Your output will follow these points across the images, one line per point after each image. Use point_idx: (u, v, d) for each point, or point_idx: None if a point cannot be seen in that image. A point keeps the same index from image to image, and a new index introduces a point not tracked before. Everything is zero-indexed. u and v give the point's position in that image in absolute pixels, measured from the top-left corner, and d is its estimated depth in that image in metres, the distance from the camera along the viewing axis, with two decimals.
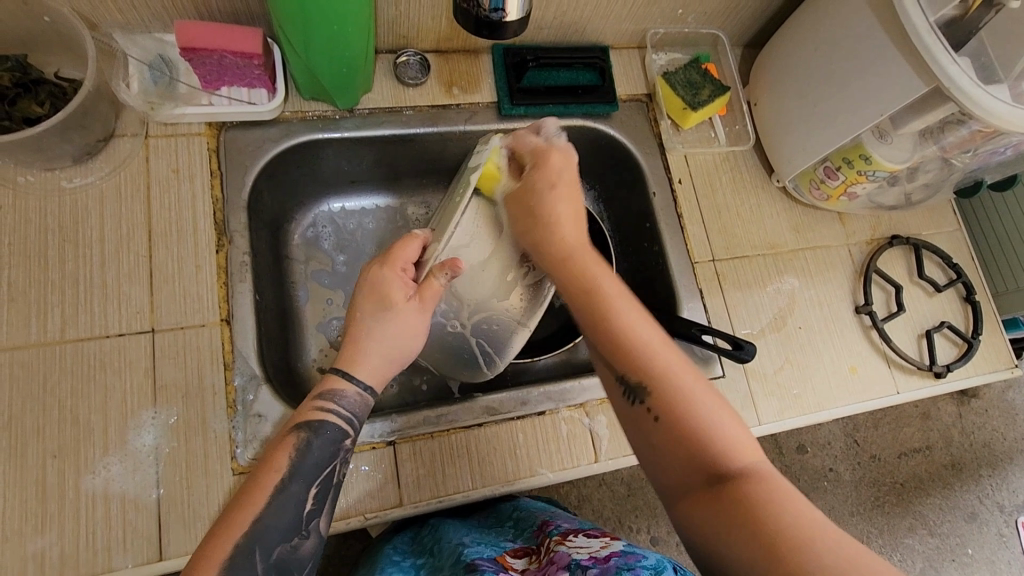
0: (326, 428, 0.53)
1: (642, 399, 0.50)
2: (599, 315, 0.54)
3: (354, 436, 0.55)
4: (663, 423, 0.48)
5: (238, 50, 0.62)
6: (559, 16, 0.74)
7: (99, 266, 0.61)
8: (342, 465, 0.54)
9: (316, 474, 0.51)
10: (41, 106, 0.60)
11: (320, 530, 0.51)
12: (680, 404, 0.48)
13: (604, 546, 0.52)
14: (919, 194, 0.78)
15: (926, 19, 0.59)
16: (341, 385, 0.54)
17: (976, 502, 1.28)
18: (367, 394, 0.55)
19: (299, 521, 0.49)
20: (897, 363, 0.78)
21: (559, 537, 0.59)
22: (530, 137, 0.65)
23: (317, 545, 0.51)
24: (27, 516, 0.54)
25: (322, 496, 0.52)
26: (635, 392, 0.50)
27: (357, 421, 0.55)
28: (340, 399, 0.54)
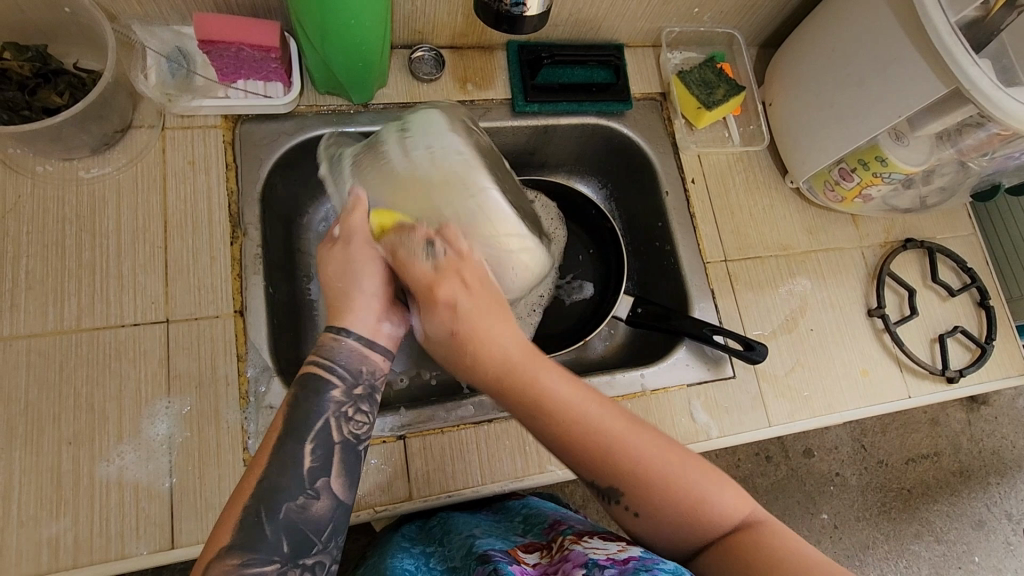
0: (321, 383, 0.50)
1: (617, 498, 0.48)
2: (548, 435, 0.48)
3: (343, 386, 0.51)
4: (646, 516, 0.47)
5: (256, 43, 0.62)
6: (575, 14, 0.74)
7: (115, 256, 0.62)
8: (343, 421, 0.50)
9: (313, 431, 0.48)
10: (60, 96, 0.61)
11: (335, 492, 0.48)
12: (657, 499, 0.47)
13: (621, 548, 0.49)
14: (934, 197, 0.77)
15: (946, 19, 0.59)
16: (336, 340, 0.52)
17: (983, 510, 1.27)
18: (349, 338, 0.52)
19: (303, 481, 0.46)
20: (910, 367, 0.78)
21: (574, 537, 0.59)
22: (413, 269, 0.49)
23: (332, 507, 0.47)
24: (42, 502, 0.54)
25: (325, 452, 0.48)
26: (610, 494, 0.48)
27: (356, 376, 0.52)
28: (333, 353, 0.51)
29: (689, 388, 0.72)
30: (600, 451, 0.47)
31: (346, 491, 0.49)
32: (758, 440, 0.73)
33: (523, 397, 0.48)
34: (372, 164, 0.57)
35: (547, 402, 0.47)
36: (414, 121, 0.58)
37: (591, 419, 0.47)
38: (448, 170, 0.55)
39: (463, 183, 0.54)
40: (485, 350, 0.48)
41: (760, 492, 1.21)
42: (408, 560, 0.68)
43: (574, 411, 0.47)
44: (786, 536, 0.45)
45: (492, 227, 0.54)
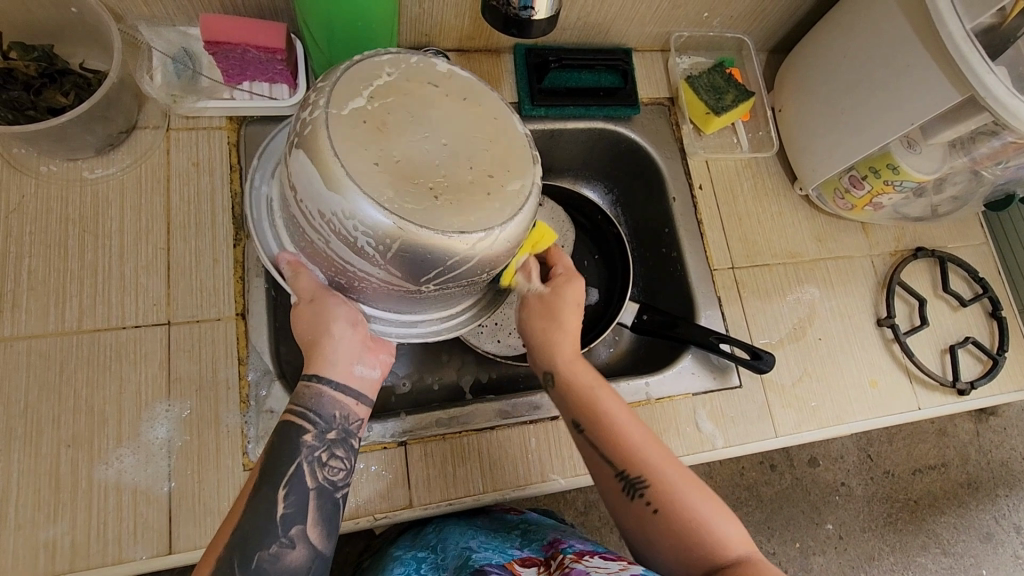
0: (291, 429, 0.50)
1: (640, 493, 0.53)
2: (593, 421, 0.56)
3: (316, 431, 0.50)
4: (662, 514, 0.52)
5: (261, 44, 0.61)
6: (583, 18, 0.73)
7: (118, 257, 0.61)
8: (317, 468, 0.50)
9: (285, 477, 0.48)
10: (66, 96, 0.61)
11: (311, 540, 0.48)
12: (673, 500, 0.52)
13: (623, 568, 0.51)
14: (946, 206, 0.76)
15: (962, 26, 0.58)
16: (310, 388, 0.51)
17: (992, 523, 1.25)
18: (317, 383, 0.51)
19: (277, 528, 0.47)
20: (920, 378, 0.77)
21: (575, 555, 0.58)
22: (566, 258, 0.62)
23: (308, 556, 0.48)
24: (40, 504, 0.54)
25: (299, 500, 0.48)
26: (635, 487, 0.53)
27: (324, 420, 0.51)
28: (301, 398, 0.51)
29: (694, 397, 0.70)
30: (635, 443, 0.55)
31: (325, 533, 0.49)
32: (764, 451, 0.72)
33: (578, 386, 0.57)
34: (291, 225, 0.47)
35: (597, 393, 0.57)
36: (295, 165, 0.43)
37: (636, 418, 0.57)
38: (357, 229, 0.41)
39: (384, 239, 0.41)
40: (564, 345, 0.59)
41: (764, 501, 1.20)
42: (399, 569, 0.68)
43: (616, 407, 0.56)
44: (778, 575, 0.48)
45: (434, 254, 0.42)
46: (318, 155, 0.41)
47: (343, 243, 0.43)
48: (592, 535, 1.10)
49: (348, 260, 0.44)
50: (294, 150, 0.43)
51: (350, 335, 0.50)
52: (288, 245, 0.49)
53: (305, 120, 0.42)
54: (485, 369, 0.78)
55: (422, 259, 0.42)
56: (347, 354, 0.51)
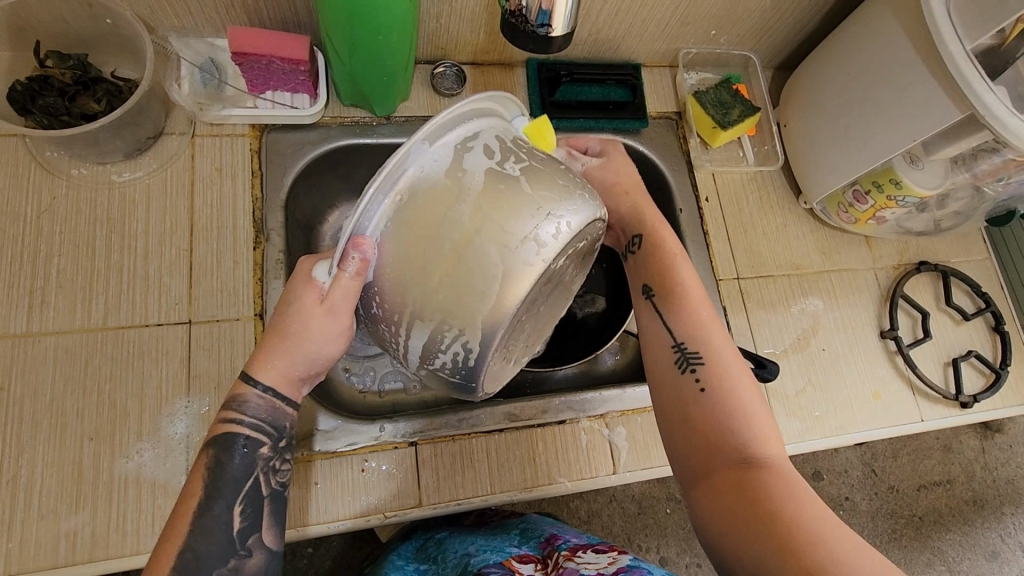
0: (236, 441, 0.51)
1: (692, 371, 0.55)
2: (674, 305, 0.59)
3: (270, 443, 0.52)
4: (707, 393, 0.54)
5: (286, 56, 0.64)
6: (594, 34, 0.76)
7: (143, 257, 0.64)
8: (270, 474, 0.52)
9: (238, 491, 0.50)
10: (97, 102, 0.63)
11: (268, 544, 0.50)
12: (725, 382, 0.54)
13: (611, 561, 0.56)
14: (948, 221, 0.77)
15: (962, 47, 0.60)
16: (244, 396, 0.51)
17: (998, 541, 1.25)
18: (271, 396, 0.52)
19: (233, 543, 0.48)
20: (923, 390, 0.78)
21: (568, 551, 0.62)
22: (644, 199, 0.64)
23: (265, 561, 0.50)
24: (63, 495, 0.56)
25: (254, 512, 0.50)
26: (688, 360, 0.56)
27: (270, 428, 0.52)
28: (245, 408, 0.51)
29: None
30: (699, 325, 0.58)
31: (278, 537, 0.52)
32: None
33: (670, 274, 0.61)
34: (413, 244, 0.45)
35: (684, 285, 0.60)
36: (468, 246, 0.44)
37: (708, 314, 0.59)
38: (450, 347, 0.47)
39: (456, 373, 0.48)
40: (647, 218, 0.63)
41: None
42: None
43: (697, 302, 0.59)
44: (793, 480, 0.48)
45: (465, 387, 0.51)
46: (495, 276, 0.44)
47: (423, 344, 0.47)
48: None
49: (408, 331, 0.47)
50: (489, 244, 0.44)
51: (323, 356, 0.52)
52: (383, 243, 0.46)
53: (523, 235, 0.44)
54: None
55: (455, 388, 0.51)
56: (307, 371, 0.53)
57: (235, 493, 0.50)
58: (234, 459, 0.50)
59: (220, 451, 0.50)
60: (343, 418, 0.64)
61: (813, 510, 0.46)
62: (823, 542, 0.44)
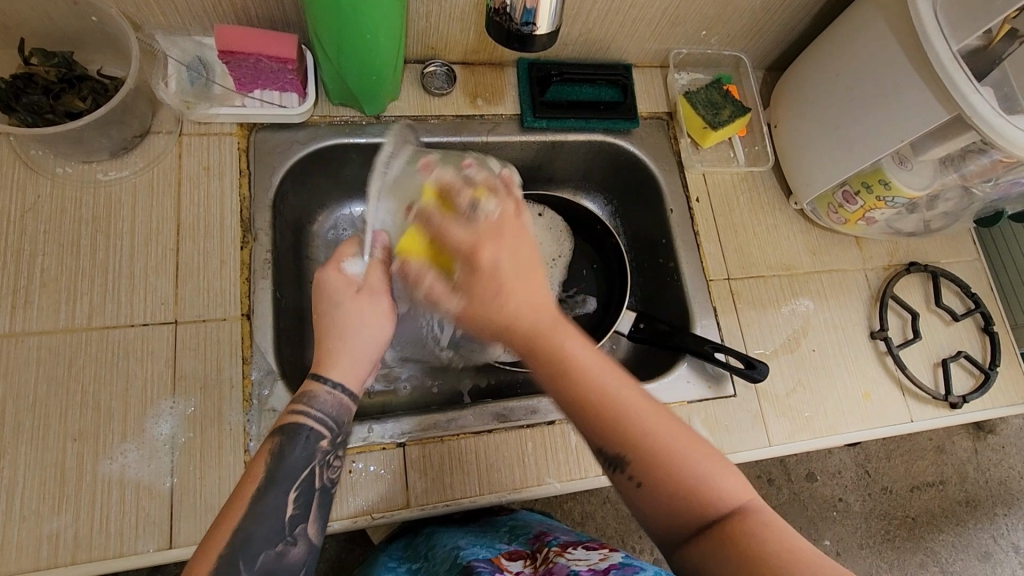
0: (300, 433, 0.51)
1: (622, 467, 0.47)
2: (570, 409, 0.47)
3: (330, 437, 0.53)
4: (648, 488, 0.46)
5: (274, 54, 0.64)
6: (584, 34, 0.76)
7: (128, 256, 0.63)
8: (323, 469, 0.52)
9: (294, 480, 0.50)
10: (83, 100, 0.63)
11: (311, 537, 0.50)
12: (658, 464, 0.46)
13: (602, 559, 0.54)
14: (937, 222, 0.78)
15: (948, 48, 0.60)
16: (314, 387, 0.53)
17: (990, 542, 1.25)
18: (340, 392, 0.53)
19: (283, 528, 0.48)
20: (912, 390, 0.78)
21: (558, 548, 0.61)
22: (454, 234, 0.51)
23: (306, 554, 0.49)
24: (45, 497, 0.55)
25: (306, 501, 0.50)
26: (615, 461, 0.47)
27: (336, 423, 0.53)
28: (314, 401, 0.52)
29: (690, 405, 0.72)
30: (604, 406, 0.47)
31: (320, 532, 0.51)
32: (756, 459, 0.72)
33: (549, 357, 0.47)
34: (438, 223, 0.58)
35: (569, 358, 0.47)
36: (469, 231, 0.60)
37: (611, 385, 0.47)
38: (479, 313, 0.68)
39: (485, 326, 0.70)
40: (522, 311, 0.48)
41: None
42: None
43: (596, 371, 0.47)
44: (776, 532, 0.43)
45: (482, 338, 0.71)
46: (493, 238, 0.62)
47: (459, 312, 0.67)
48: None
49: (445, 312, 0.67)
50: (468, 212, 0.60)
51: (375, 343, 0.56)
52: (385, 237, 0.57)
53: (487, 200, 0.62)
54: (483, 374, 0.78)
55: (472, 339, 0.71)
56: (368, 364, 0.56)
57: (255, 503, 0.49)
58: (294, 448, 0.51)
59: (283, 437, 0.51)
60: None
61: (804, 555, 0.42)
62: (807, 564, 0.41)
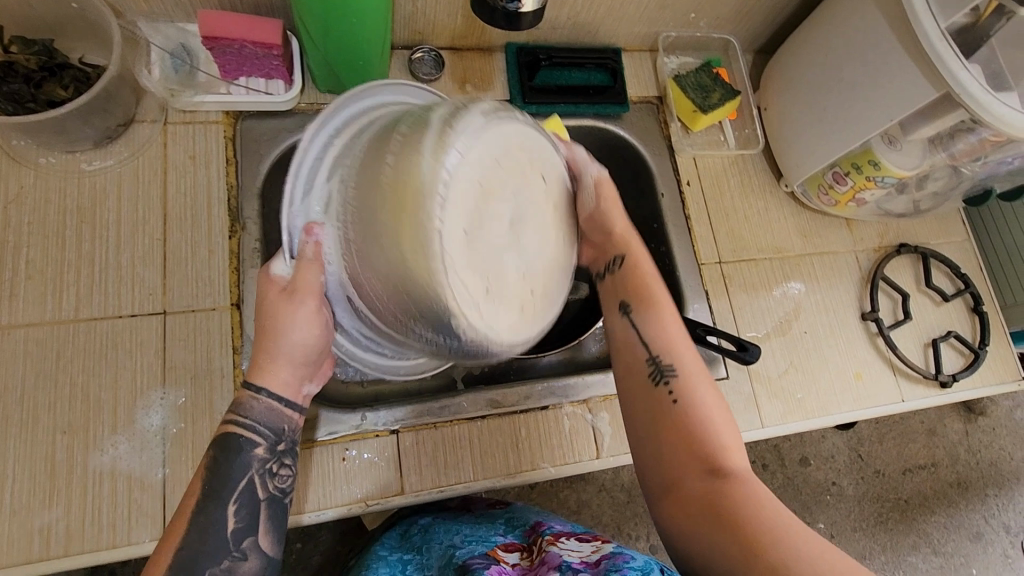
0: (235, 442, 0.50)
1: (666, 379, 0.54)
2: (642, 323, 0.57)
3: (266, 444, 0.51)
4: (679, 409, 0.52)
5: (258, 40, 0.63)
6: (572, 18, 0.75)
7: (115, 247, 0.62)
8: (267, 478, 0.51)
9: (233, 493, 0.49)
10: (65, 89, 0.62)
11: (263, 548, 0.49)
12: (695, 394, 0.53)
13: (594, 550, 0.54)
14: (927, 202, 0.78)
15: (937, 25, 0.60)
16: (244, 397, 0.51)
17: (982, 522, 1.26)
18: (271, 400, 0.51)
19: (228, 543, 0.48)
20: (903, 370, 0.78)
21: (552, 537, 0.61)
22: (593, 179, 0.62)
23: (261, 566, 0.49)
24: (36, 490, 0.55)
25: (250, 513, 0.49)
26: (661, 375, 0.54)
27: (271, 429, 0.52)
28: (245, 410, 0.51)
29: None
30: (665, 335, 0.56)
31: (273, 542, 0.51)
32: (749, 441, 0.73)
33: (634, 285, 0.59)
34: (362, 234, 0.45)
35: (644, 279, 0.59)
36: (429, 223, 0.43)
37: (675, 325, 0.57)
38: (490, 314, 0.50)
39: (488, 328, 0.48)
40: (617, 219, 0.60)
41: None
42: (384, 569, 0.69)
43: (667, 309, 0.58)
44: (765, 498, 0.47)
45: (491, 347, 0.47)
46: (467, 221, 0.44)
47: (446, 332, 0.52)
48: None
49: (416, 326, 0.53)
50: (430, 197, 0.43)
51: (307, 345, 0.52)
52: (319, 236, 0.49)
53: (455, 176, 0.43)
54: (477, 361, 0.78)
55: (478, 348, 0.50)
56: (307, 370, 0.54)
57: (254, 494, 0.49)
58: (234, 460, 0.50)
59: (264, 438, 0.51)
60: (323, 408, 0.63)
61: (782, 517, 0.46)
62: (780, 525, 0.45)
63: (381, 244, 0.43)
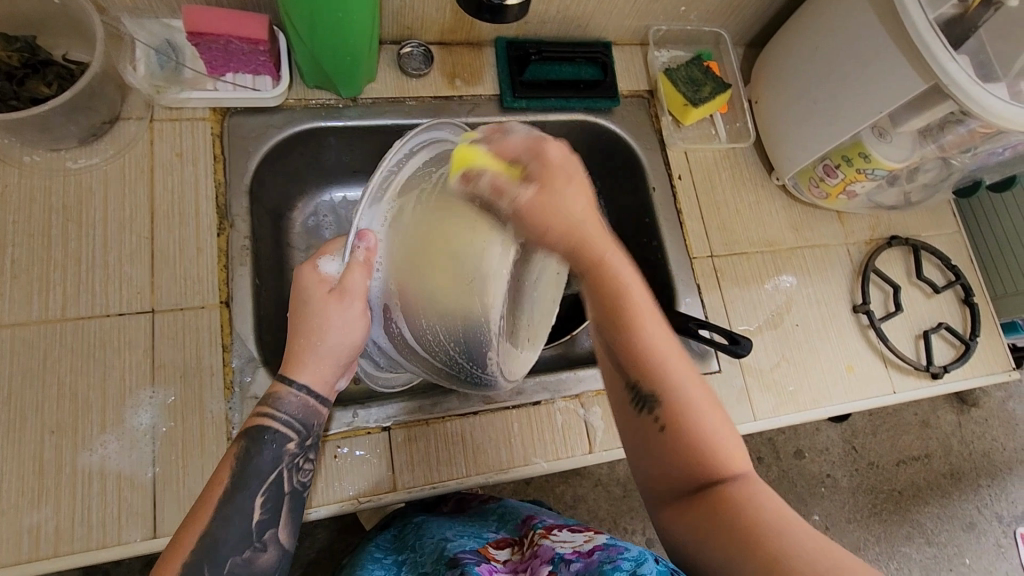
0: (267, 435, 0.52)
1: (650, 406, 0.49)
2: (622, 339, 0.51)
3: (298, 439, 0.53)
4: (667, 432, 0.48)
5: (244, 36, 0.62)
6: (561, 12, 0.75)
7: (101, 246, 0.62)
8: (293, 472, 0.53)
9: (260, 485, 0.50)
10: (48, 86, 0.62)
11: (281, 541, 0.51)
12: (682, 413, 0.49)
13: (587, 540, 0.53)
14: (918, 194, 0.78)
15: (924, 16, 0.60)
16: (281, 391, 0.52)
17: (975, 512, 1.27)
18: (307, 397, 0.53)
19: (251, 534, 0.49)
20: (895, 362, 0.78)
21: (544, 530, 0.61)
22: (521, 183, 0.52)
23: (277, 559, 0.50)
24: (24, 490, 0.54)
25: (273, 506, 0.50)
26: (643, 401, 0.50)
27: (304, 426, 0.53)
28: (280, 404, 0.52)
29: None
30: (647, 351, 0.51)
31: (291, 535, 0.52)
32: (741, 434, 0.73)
33: (611, 294, 0.52)
34: (414, 272, 0.51)
35: (621, 292, 0.51)
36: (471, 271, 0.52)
37: (658, 336, 0.51)
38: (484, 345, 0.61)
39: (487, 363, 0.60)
40: (585, 230, 0.52)
41: None
42: (379, 569, 0.69)
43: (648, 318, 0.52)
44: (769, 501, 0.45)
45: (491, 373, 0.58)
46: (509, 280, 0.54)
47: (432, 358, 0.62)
48: None
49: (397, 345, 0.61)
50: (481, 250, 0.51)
51: (350, 345, 0.52)
52: (377, 241, 0.51)
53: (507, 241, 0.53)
54: None
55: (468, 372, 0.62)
56: (343, 368, 0.54)
57: (244, 492, 0.49)
58: (261, 452, 0.51)
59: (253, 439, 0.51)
60: None
61: (786, 521, 0.43)
62: (786, 531, 0.42)
63: (443, 274, 0.50)
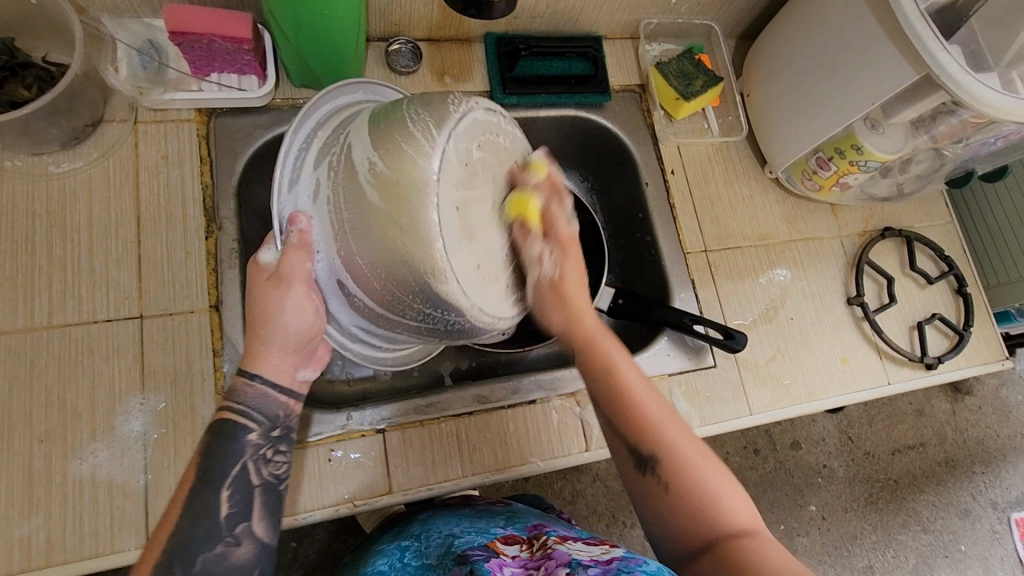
0: (230, 428, 0.50)
1: (652, 469, 0.50)
2: (614, 406, 0.52)
3: (260, 430, 0.51)
4: (673, 492, 0.49)
5: (228, 35, 0.61)
6: (551, 6, 0.74)
7: (87, 251, 0.61)
8: (261, 464, 0.51)
9: (226, 478, 0.48)
10: (28, 89, 0.61)
11: (257, 535, 0.48)
12: (683, 471, 0.49)
13: (603, 550, 0.53)
14: (910, 185, 0.78)
15: (916, 5, 0.60)
16: (244, 385, 0.52)
17: (969, 500, 1.28)
18: (264, 386, 0.52)
19: (222, 527, 0.47)
20: (889, 353, 0.78)
21: (557, 538, 0.60)
22: (557, 226, 0.54)
23: (255, 553, 0.48)
24: (13, 501, 0.53)
25: (244, 498, 0.48)
26: (644, 463, 0.50)
27: (267, 416, 0.52)
28: (239, 396, 0.51)
29: (670, 377, 0.72)
30: (642, 414, 0.51)
31: (268, 531, 0.50)
32: (738, 429, 0.73)
33: (599, 364, 0.54)
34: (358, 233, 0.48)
35: (611, 368, 0.53)
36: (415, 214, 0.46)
37: (646, 396, 0.52)
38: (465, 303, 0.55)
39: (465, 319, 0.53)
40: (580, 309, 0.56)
41: (748, 486, 1.21)
42: (382, 560, 0.68)
43: (634, 379, 0.53)
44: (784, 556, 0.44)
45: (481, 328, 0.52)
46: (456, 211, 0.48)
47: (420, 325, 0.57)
48: (581, 524, 1.12)
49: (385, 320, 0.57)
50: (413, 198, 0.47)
51: (303, 333, 0.53)
52: (306, 223, 0.51)
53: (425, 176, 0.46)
54: (465, 357, 0.78)
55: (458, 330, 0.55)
56: (302, 357, 0.54)
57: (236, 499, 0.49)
58: (227, 445, 0.49)
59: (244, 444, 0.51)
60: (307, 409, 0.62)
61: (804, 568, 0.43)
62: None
63: (386, 232, 0.47)
